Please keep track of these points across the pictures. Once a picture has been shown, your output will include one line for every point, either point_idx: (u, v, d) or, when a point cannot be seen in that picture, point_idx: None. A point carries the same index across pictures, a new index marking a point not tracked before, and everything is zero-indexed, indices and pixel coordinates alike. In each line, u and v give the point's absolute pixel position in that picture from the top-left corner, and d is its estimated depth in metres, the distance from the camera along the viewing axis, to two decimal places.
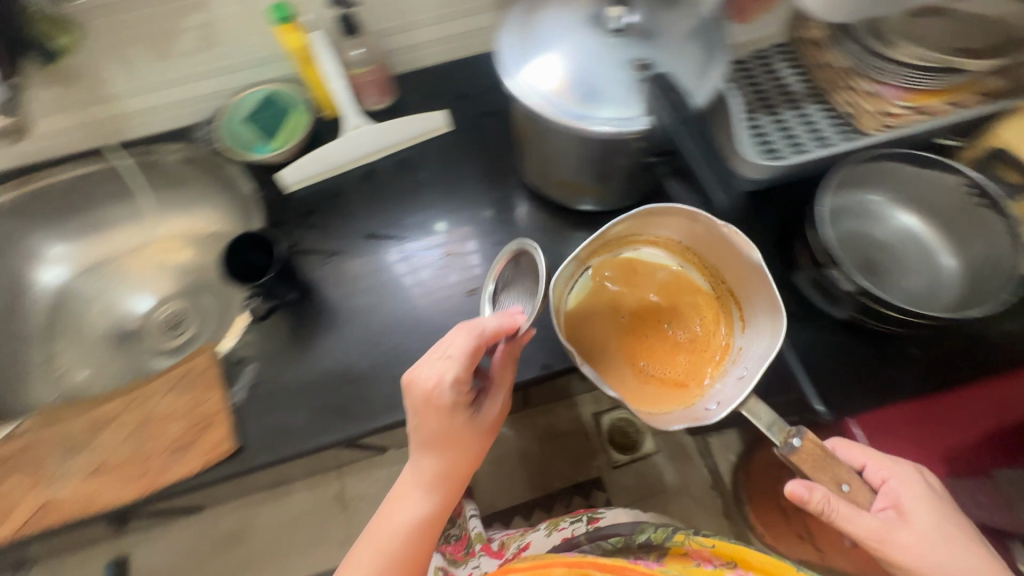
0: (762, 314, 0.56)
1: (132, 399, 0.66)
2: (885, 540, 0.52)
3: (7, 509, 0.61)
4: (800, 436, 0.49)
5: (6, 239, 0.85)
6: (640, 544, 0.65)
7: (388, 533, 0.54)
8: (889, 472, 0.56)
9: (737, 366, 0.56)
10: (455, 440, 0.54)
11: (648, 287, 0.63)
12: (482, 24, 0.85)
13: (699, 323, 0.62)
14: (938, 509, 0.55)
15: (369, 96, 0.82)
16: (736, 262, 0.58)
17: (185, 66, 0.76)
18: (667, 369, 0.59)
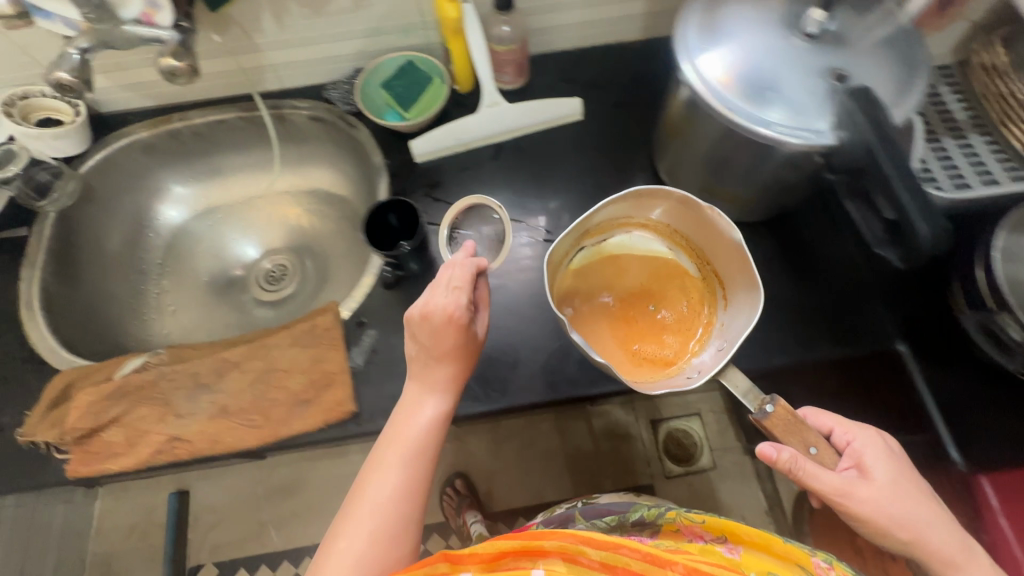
0: (744, 292, 0.63)
1: (256, 348, 0.68)
2: (847, 494, 0.52)
3: (136, 437, 0.63)
4: (773, 402, 0.52)
5: (137, 173, 0.87)
6: (633, 522, 0.62)
7: (408, 435, 0.54)
8: (856, 433, 0.55)
9: (718, 339, 0.63)
10: (464, 353, 0.57)
11: (637, 269, 0.69)
12: (628, 13, 0.82)
13: (685, 302, 0.68)
14: (901, 471, 0.54)
15: (506, 75, 0.80)
16: (723, 247, 0.64)
17: (333, 25, 0.76)
18: (656, 345, 0.65)
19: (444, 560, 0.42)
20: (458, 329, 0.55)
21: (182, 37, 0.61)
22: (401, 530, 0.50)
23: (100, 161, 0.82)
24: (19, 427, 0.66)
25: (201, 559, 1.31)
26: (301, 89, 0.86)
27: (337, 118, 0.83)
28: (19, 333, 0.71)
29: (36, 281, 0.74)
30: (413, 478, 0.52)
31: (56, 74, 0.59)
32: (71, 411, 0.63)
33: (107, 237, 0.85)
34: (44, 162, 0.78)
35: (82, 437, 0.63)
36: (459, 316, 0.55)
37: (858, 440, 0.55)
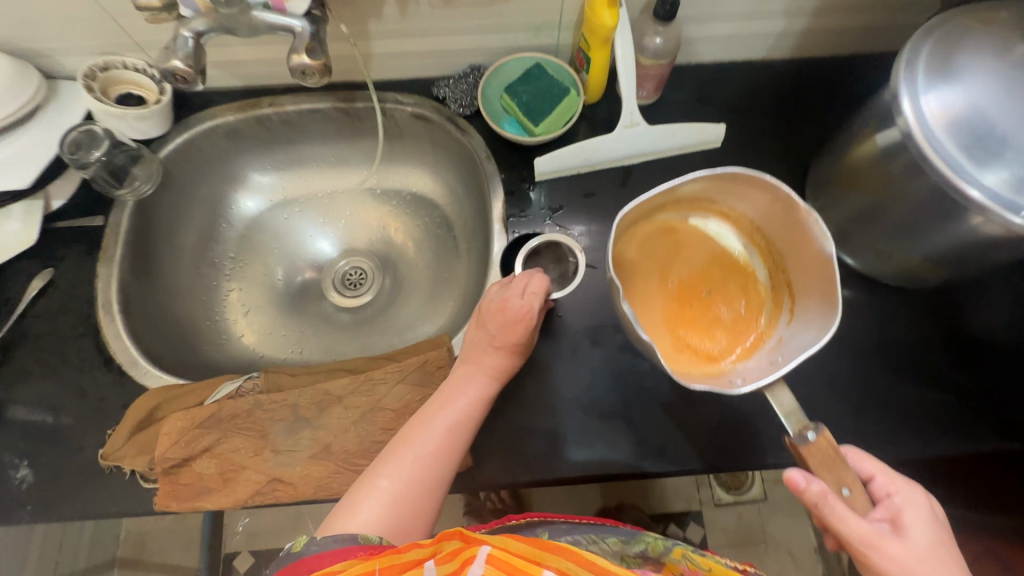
0: (813, 309, 0.57)
1: (361, 381, 0.62)
2: (875, 547, 0.44)
3: (231, 472, 0.58)
4: (817, 430, 0.47)
5: (217, 158, 0.78)
6: (636, 552, 0.51)
7: (454, 407, 0.54)
8: (896, 482, 0.48)
9: (773, 352, 0.58)
10: (520, 348, 0.59)
11: (696, 255, 0.63)
12: (787, 29, 0.72)
13: (745, 305, 0.62)
14: (940, 538, 0.45)
15: (644, 90, 0.71)
16: (805, 254, 0.58)
17: (460, 17, 0.67)
18: (705, 339, 0.60)
19: (461, 537, 0.40)
20: (520, 321, 0.58)
21: (313, 27, 0.52)
22: (435, 486, 0.50)
23: (181, 145, 0.74)
24: (101, 446, 0.60)
25: (237, 546, 1.28)
26: (406, 82, 0.77)
27: (446, 120, 0.74)
28: (98, 338, 0.65)
29: (114, 279, 0.67)
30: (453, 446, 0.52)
31: (171, 63, 0.51)
32: (161, 439, 0.58)
33: (182, 227, 0.77)
34: (122, 143, 0.69)
35: (173, 467, 0.58)
36: (526, 311, 0.58)
37: (902, 495, 0.47)
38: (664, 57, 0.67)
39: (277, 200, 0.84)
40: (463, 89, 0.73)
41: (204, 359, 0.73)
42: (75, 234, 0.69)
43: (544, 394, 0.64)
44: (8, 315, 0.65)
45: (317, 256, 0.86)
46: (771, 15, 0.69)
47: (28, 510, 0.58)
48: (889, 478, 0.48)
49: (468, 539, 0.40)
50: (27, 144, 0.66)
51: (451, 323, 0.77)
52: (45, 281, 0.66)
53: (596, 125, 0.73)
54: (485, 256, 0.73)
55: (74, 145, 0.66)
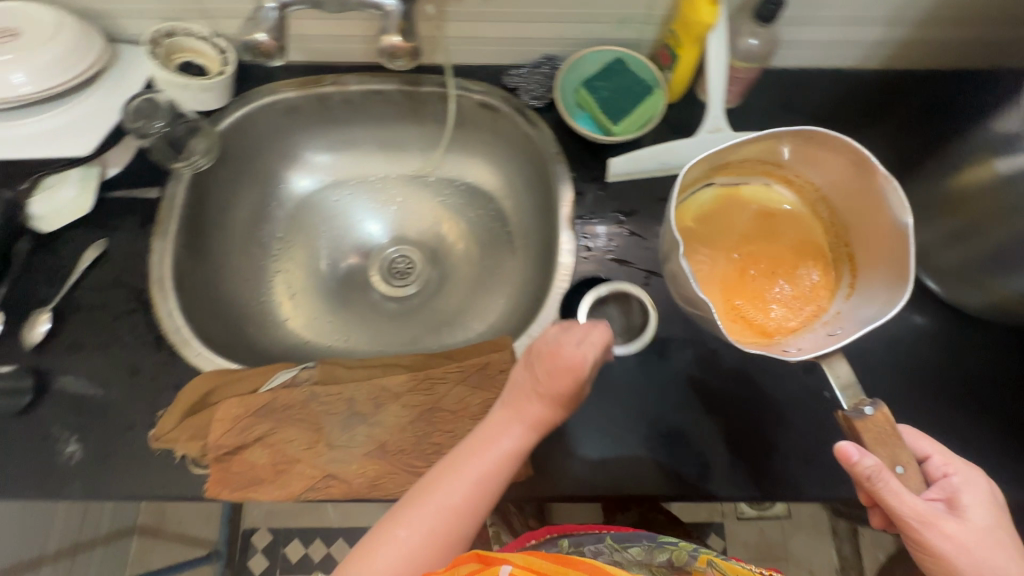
0: (878, 281, 0.54)
1: (420, 379, 0.60)
2: (930, 524, 0.43)
3: (284, 464, 0.56)
4: (875, 405, 0.46)
5: (274, 135, 0.75)
6: (660, 562, 0.52)
7: (484, 458, 0.48)
8: (956, 464, 0.46)
9: (831, 324, 0.55)
10: (568, 402, 0.50)
11: (758, 221, 0.61)
12: (884, 37, 0.68)
13: (809, 282, 0.59)
14: (999, 521, 0.44)
15: (729, 93, 0.68)
16: (874, 226, 0.55)
17: (544, 3, 0.63)
18: (763, 311, 0.57)
19: (477, 559, 0.39)
20: (572, 378, 0.49)
21: (404, 6, 0.49)
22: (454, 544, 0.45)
23: (240, 120, 0.71)
24: (151, 427, 0.59)
25: (256, 523, 1.28)
26: (475, 67, 0.73)
27: (515, 111, 0.71)
28: (150, 314, 0.63)
29: (168, 255, 0.65)
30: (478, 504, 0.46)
31: (255, 36, 0.48)
32: (215, 425, 0.56)
33: (235, 204, 0.75)
34: (183, 115, 0.67)
35: (225, 455, 0.56)
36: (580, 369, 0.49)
37: (959, 477, 0.46)
38: (756, 60, 0.63)
39: (331, 179, 0.82)
40: (538, 81, 0.71)
41: (252, 341, 0.71)
42: (128, 205, 0.67)
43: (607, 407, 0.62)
44: (60, 285, 0.64)
45: (366, 241, 0.83)
46: (871, 21, 0.65)
47: (76, 487, 0.57)
48: (950, 460, 0.47)
49: (486, 561, 0.39)
50: (82, 113, 0.64)
51: (505, 322, 0.75)
52: (98, 252, 0.65)
53: (673, 126, 0.70)
54: (549, 256, 0.70)
55: (136, 113, 0.64)
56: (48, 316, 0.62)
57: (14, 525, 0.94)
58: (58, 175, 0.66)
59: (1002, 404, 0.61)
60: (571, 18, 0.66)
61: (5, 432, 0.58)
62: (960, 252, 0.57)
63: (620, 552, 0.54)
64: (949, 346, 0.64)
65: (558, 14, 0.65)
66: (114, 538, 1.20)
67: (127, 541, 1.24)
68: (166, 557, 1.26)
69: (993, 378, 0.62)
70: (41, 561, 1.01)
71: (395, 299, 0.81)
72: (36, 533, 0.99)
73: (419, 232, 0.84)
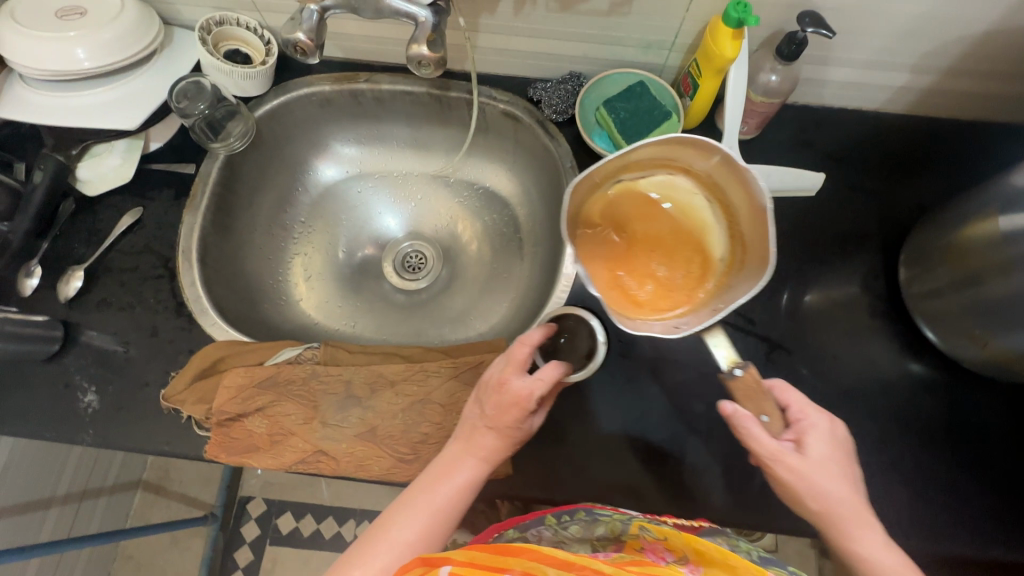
0: (754, 277, 0.47)
1: (415, 370, 0.63)
2: (777, 462, 0.46)
3: (279, 436, 0.59)
4: (744, 366, 0.50)
5: (306, 125, 0.79)
6: (599, 535, 0.53)
7: (438, 493, 0.49)
8: (812, 408, 0.49)
9: (716, 308, 0.49)
10: (518, 434, 0.51)
11: (648, 208, 0.54)
12: (908, 84, 0.69)
13: (693, 267, 0.53)
14: (844, 462, 0.47)
15: (745, 125, 0.69)
16: (753, 212, 0.49)
17: (574, 23, 0.66)
18: (638, 289, 0.52)
19: (422, 563, 0.41)
20: (523, 413, 0.49)
21: (436, 18, 0.52)
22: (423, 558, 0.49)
23: (276, 107, 0.75)
24: (163, 386, 0.63)
25: (252, 491, 1.33)
26: (503, 78, 0.76)
27: (536, 123, 0.73)
28: (175, 282, 0.68)
29: (197, 228, 0.69)
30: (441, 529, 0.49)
31: (295, 34, 0.51)
32: (220, 391, 0.59)
33: (264, 187, 0.79)
34: (224, 98, 0.70)
35: (226, 420, 0.59)
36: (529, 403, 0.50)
37: (818, 420, 0.49)
38: (776, 95, 0.64)
39: (354, 171, 0.85)
40: (560, 96, 0.72)
41: (266, 317, 0.75)
42: (166, 178, 0.72)
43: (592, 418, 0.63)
44: (97, 245, 0.68)
45: (381, 233, 0.87)
46: (895, 67, 0.66)
47: (89, 434, 0.61)
48: (806, 405, 0.49)
49: (429, 565, 0.41)
50: (139, 87, 0.68)
51: (505, 324, 0.77)
52: (133, 219, 0.69)
53: None
54: (553, 266, 0.72)
55: (182, 93, 0.67)
56: (81, 273, 0.67)
57: (30, 464, 1.00)
58: (106, 144, 0.70)
59: (989, 461, 0.61)
60: (597, 39, 0.68)
61: (32, 377, 0.62)
62: (958, 303, 0.57)
63: (562, 532, 0.56)
64: (942, 397, 0.64)
65: (585, 34, 0.68)
66: (119, 489, 1.26)
67: (131, 493, 1.31)
68: (165, 513, 1.31)
69: (983, 434, 0.62)
70: (51, 503, 1.07)
71: (405, 292, 0.84)
72: (49, 475, 1.05)
73: (434, 230, 0.87)
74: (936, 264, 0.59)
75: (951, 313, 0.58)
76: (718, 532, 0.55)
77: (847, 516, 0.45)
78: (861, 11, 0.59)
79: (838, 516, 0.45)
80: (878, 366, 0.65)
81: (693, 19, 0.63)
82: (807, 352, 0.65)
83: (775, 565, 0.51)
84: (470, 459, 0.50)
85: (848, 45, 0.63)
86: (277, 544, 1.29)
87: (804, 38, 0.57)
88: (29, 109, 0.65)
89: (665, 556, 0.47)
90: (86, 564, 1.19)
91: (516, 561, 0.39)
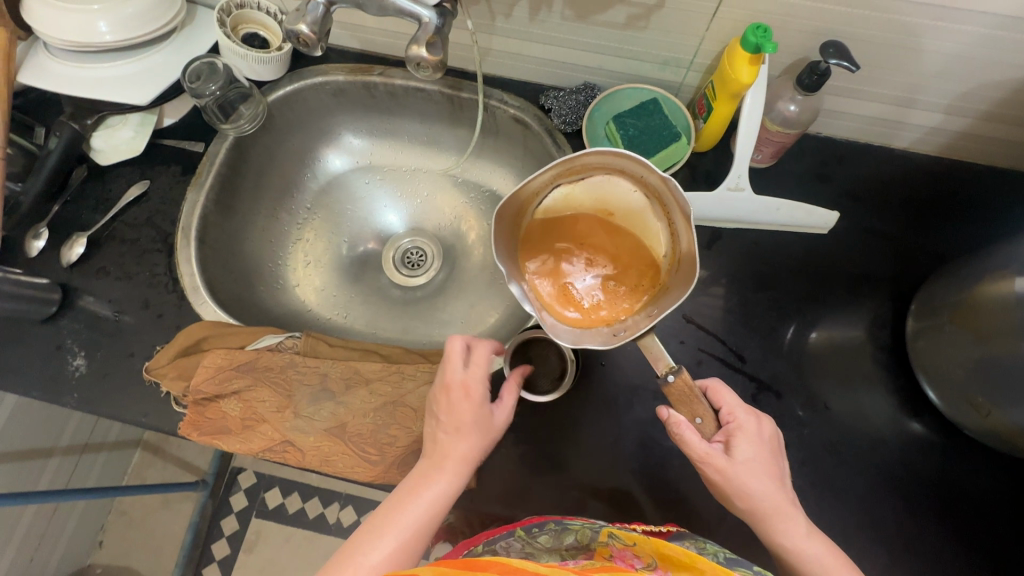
0: (686, 282, 0.47)
1: (392, 370, 0.63)
2: (706, 465, 0.49)
3: (250, 421, 0.60)
4: (676, 373, 0.48)
5: (318, 113, 0.80)
6: (568, 545, 0.51)
7: (411, 513, 0.47)
8: (740, 408, 0.52)
9: (653, 303, 0.51)
10: (479, 425, 0.51)
11: (593, 210, 0.55)
12: (941, 125, 0.64)
13: (640, 261, 0.54)
14: (768, 461, 0.50)
15: (758, 153, 0.66)
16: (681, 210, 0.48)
17: (589, 34, 0.64)
18: (585, 295, 0.54)
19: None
20: (481, 410, 0.51)
21: (440, 21, 0.52)
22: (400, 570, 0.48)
23: (289, 94, 0.76)
24: (148, 359, 0.64)
25: (244, 463, 1.36)
26: (516, 82, 0.75)
27: (544, 131, 0.71)
28: (172, 257, 0.69)
29: (199, 207, 0.70)
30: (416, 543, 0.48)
31: (298, 26, 0.51)
32: (199, 370, 0.60)
33: (272, 171, 0.80)
34: (237, 81, 0.71)
35: (202, 400, 0.60)
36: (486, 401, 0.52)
37: (745, 421, 0.51)
38: (794, 126, 0.61)
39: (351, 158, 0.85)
40: (569, 105, 0.71)
41: (260, 300, 0.76)
42: (176, 154, 0.73)
43: (564, 438, 0.63)
44: (103, 214, 0.70)
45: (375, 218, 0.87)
46: (927, 107, 0.62)
47: (73, 398, 0.63)
48: (735, 405, 0.52)
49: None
50: (156, 62, 0.69)
51: (493, 332, 0.77)
52: (139, 191, 0.71)
53: (697, 176, 0.69)
54: None
55: (196, 74, 0.68)
56: (84, 240, 0.68)
57: (35, 413, 1.04)
58: (121, 116, 0.71)
59: (980, 535, 0.58)
60: (612, 52, 0.66)
61: (28, 336, 0.65)
62: (961, 366, 0.54)
63: (531, 542, 0.52)
64: (938, 462, 0.60)
65: (600, 45, 0.66)
66: (120, 446, 1.31)
67: (130, 451, 1.35)
68: (161, 474, 1.36)
69: (977, 506, 0.59)
70: (52, 452, 1.11)
71: (402, 284, 0.84)
72: (52, 425, 1.09)
73: (437, 228, 0.87)
74: (944, 321, 0.56)
75: (954, 375, 0.55)
76: (686, 535, 0.52)
77: (771, 512, 0.48)
78: (893, 45, 0.55)
79: (763, 513, 0.48)
80: (872, 421, 0.62)
81: (713, 39, 0.60)
82: (797, 397, 0.63)
83: (743, 567, 0.47)
84: (446, 469, 0.49)
85: (877, 79, 0.60)
86: (262, 518, 1.32)
87: (827, 69, 0.54)
88: (49, 76, 0.66)
89: (636, 562, 0.47)
90: (81, 514, 1.24)
91: (484, 572, 0.39)
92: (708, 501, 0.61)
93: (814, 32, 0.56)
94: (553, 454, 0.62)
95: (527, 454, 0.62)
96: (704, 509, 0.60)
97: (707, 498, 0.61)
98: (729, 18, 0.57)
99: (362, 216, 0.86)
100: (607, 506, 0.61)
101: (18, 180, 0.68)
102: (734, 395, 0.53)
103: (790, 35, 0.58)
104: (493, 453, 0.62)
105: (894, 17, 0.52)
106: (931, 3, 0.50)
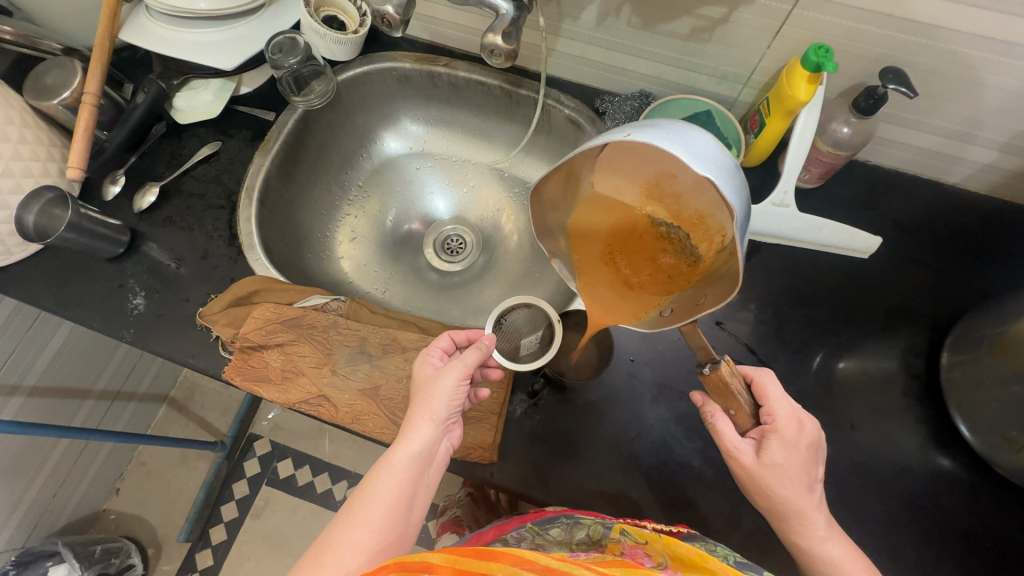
0: (726, 297, 0.46)
1: (428, 341, 0.65)
2: (733, 456, 0.52)
3: (290, 373, 0.63)
4: (710, 367, 0.50)
5: (379, 95, 0.84)
6: (579, 539, 0.52)
7: (377, 494, 0.48)
8: (782, 409, 0.51)
9: (704, 289, 0.51)
10: (428, 395, 0.53)
11: (648, 179, 0.53)
12: (994, 163, 0.65)
13: (708, 233, 0.51)
14: (798, 469, 0.50)
15: (804, 172, 0.68)
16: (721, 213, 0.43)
17: (653, 43, 0.66)
18: (646, 263, 0.57)
19: (398, 569, 0.39)
20: (423, 377, 0.55)
21: (517, 13, 0.55)
22: (394, 554, 0.47)
23: (358, 75, 0.80)
24: (201, 305, 0.68)
25: (262, 431, 1.40)
26: (574, 85, 0.78)
27: (597, 132, 0.74)
28: (233, 215, 0.73)
29: (265, 170, 0.74)
30: (393, 514, 0.48)
31: (384, 6, 0.55)
32: (249, 321, 0.63)
33: (333, 146, 0.84)
34: (313, 58, 0.74)
35: (246, 351, 0.64)
36: (429, 367, 0.56)
37: (785, 425, 0.50)
38: (845, 148, 0.63)
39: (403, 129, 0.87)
40: (623, 110, 0.74)
41: (308, 267, 0.79)
42: (249, 120, 0.79)
43: (587, 428, 0.64)
44: (176, 167, 0.75)
45: (429, 191, 0.90)
46: (982, 142, 0.62)
47: (129, 333, 0.67)
48: (777, 403, 0.51)
49: (405, 570, 0.39)
50: (242, 33, 0.73)
51: None
52: (212, 150, 0.76)
53: None
54: None
55: (277, 47, 0.72)
56: (156, 189, 0.73)
57: (80, 353, 1.10)
58: (203, 80, 0.77)
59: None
60: (673, 64, 0.69)
61: (96, 272, 0.69)
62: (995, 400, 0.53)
63: (542, 535, 0.54)
64: (960, 496, 0.59)
65: (660, 56, 0.69)
66: (148, 398, 1.36)
67: (157, 405, 1.40)
68: (182, 431, 1.40)
69: (999, 547, 0.57)
70: (88, 394, 1.17)
71: (450, 255, 0.88)
72: (92, 368, 1.15)
73: (485, 208, 0.89)
74: (981, 354, 0.54)
75: (985, 409, 0.53)
76: (698, 536, 0.53)
77: (790, 515, 0.50)
78: (951, 76, 0.56)
79: (778, 511, 0.50)
80: (898, 449, 0.61)
81: (774, 57, 0.62)
82: (821, 416, 0.63)
83: (752, 570, 0.47)
84: (403, 434, 0.52)
85: (933, 111, 0.61)
86: (272, 486, 1.35)
87: (884, 94, 0.55)
88: (147, 36, 0.72)
89: (647, 561, 0.46)
90: (104, 458, 1.29)
91: (496, 565, 0.38)
92: (723, 507, 0.61)
93: (871, 58, 0.58)
94: (573, 441, 0.64)
95: (548, 440, 0.64)
96: (718, 515, 0.61)
97: (720, 502, 0.61)
98: (792, 37, 0.59)
99: (415, 189, 0.90)
100: (622, 497, 0.61)
101: (105, 129, 0.74)
102: (778, 388, 0.52)
103: (851, 58, 0.59)
104: (516, 433, 0.64)
105: (954, 48, 0.53)
106: (993, 37, 0.51)
